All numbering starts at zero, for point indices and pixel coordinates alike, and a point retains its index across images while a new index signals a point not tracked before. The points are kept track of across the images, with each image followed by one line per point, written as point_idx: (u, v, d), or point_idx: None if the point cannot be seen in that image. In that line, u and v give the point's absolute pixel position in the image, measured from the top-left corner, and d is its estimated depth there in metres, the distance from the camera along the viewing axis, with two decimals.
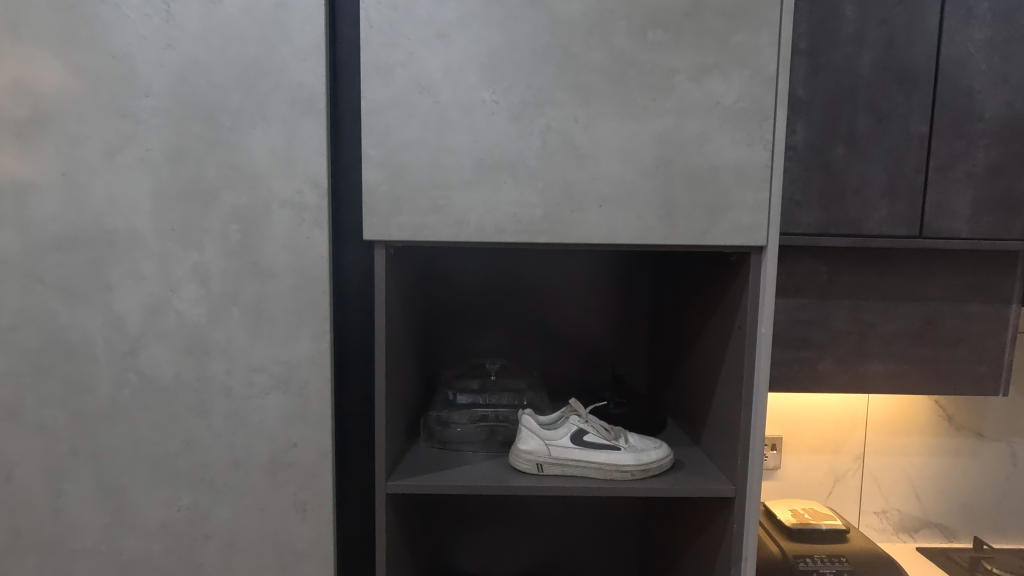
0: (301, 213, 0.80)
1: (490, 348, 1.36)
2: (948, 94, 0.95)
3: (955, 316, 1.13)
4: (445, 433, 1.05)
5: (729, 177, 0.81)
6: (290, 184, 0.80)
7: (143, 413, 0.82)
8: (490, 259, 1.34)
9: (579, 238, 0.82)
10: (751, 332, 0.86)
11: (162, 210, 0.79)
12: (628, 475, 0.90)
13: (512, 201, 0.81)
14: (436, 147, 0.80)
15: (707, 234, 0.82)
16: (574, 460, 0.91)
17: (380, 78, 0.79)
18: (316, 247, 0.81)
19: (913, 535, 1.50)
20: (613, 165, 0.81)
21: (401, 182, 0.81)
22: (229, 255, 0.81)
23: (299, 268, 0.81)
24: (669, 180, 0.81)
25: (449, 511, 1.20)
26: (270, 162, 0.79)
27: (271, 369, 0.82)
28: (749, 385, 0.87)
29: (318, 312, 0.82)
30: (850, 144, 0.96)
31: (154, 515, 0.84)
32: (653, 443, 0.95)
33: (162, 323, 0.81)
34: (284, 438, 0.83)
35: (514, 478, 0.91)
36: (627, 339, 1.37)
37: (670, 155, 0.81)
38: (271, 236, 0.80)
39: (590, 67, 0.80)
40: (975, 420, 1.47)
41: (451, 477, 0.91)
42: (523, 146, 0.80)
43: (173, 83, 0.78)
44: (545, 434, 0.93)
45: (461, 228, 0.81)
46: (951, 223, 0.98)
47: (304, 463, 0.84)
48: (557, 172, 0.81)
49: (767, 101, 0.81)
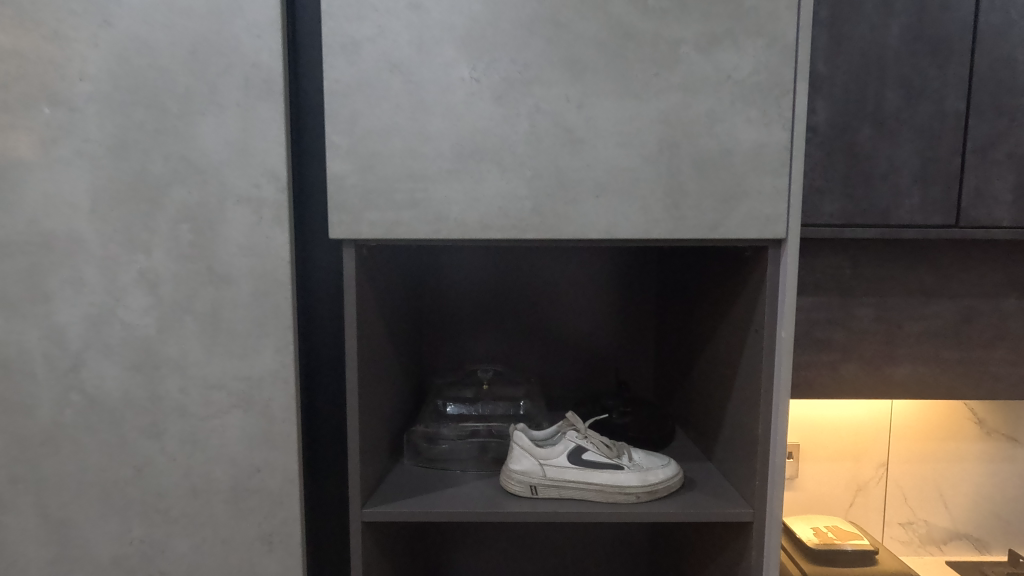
0: (260, 210, 0.71)
1: (486, 353, 1.27)
2: (987, 65, 0.85)
3: (991, 312, 1.03)
4: (432, 450, 0.96)
5: (744, 161, 0.72)
6: (246, 178, 0.71)
7: (89, 436, 0.73)
8: (486, 259, 1.25)
9: (573, 233, 0.72)
10: (770, 336, 0.76)
11: (103, 209, 0.71)
12: (633, 498, 0.81)
13: (498, 192, 0.72)
14: (410, 133, 0.71)
15: (719, 227, 0.73)
16: (573, 482, 0.81)
17: (345, 55, 0.70)
18: (277, 247, 0.72)
19: (942, 547, 1.40)
20: (611, 150, 0.71)
21: (371, 173, 0.71)
22: (180, 258, 0.72)
23: (260, 272, 0.72)
24: (675, 166, 0.72)
25: (445, 536, 1.11)
26: (224, 153, 0.70)
27: (230, 386, 0.73)
28: (767, 397, 0.77)
29: (281, 321, 0.73)
30: (877, 124, 0.86)
31: (104, 549, 0.75)
32: (661, 460, 0.85)
33: (107, 336, 0.72)
34: (247, 462, 0.74)
35: (506, 501, 0.82)
36: (631, 341, 1.27)
37: (675, 138, 0.71)
38: (227, 236, 0.71)
39: (583, 39, 0.70)
40: (1010, 425, 1.35)
41: (437, 502, 0.82)
42: (509, 130, 0.71)
43: (113, 65, 0.69)
44: (539, 452, 0.84)
45: (441, 224, 0.72)
46: (991, 211, 0.87)
47: (270, 490, 0.75)
48: (548, 158, 0.71)
49: (786, 74, 0.71)
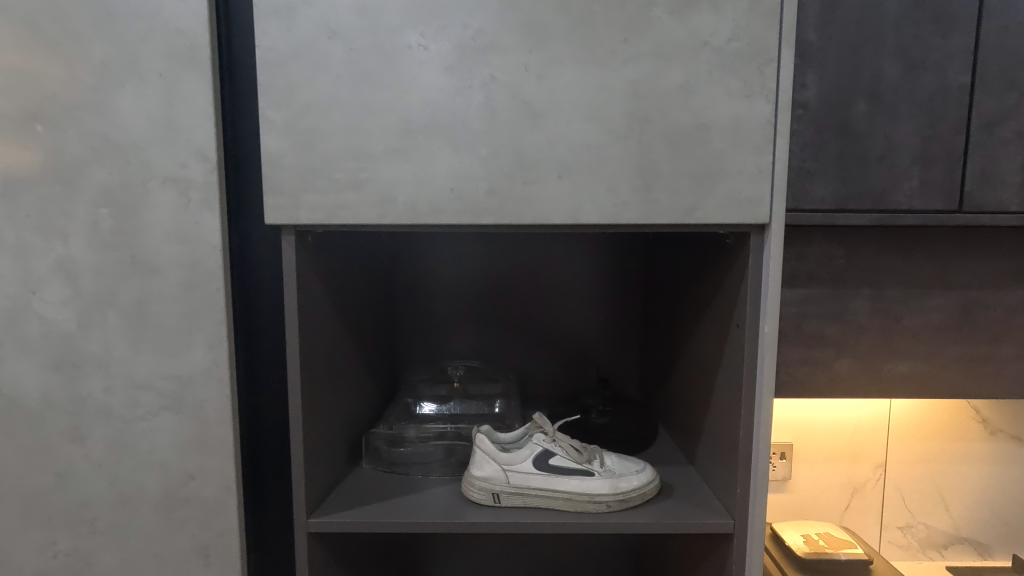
0: (188, 192, 0.65)
1: (463, 347, 1.21)
2: (994, 34, 0.77)
3: (997, 305, 0.96)
4: (392, 454, 0.88)
5: (723, 137, 0.65)
6: (172, 157, 0.64)
7: (6, 442, 0.67)
8: (463, 250, 1.18)
9: (534, 218, 0.66)
10: (752, 331, 0.69)
11: (15, 191, 0.64)
12: (603, 507, 0.74)
13: (450, 172, 0.65)
14: (353, 108, 0.64)
15: (695, 211, 0.66)
16: (539, 489, 0.75)
17: (279, 20, 0.63)
18: (207, 234, 0.65)
19: (942, 552, 1.34)
20: (575, 125, 0.64)
21: (310, 152, 0.65)
22: (101, 246, 0.65)
23: (189, 261, 0.66)
24: (646, 143, 0.65)
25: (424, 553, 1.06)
26: (147, 129, 0.64)
27: (158, 386, 0.67)
28: (749, 398, 0.70)
29: (213, 315, 0.66)
30: (873, 100, 0.79)
31: (26, 564, 0.69)
32: (635, 466, 0.79)
33: (24, 331, 0.66)
34: (179, 469, 0.68)
35: (465, 510, 0.75)
36: (615, 337, 1.21)
37: (646, 111, 0.64)
38: (151, 221, 0.65)
39: (544, 1, 0.63)
40: (1015, 424, 1.28)
41: (391, 511, 0.75)
42: (461, 103, 0.64)
43: (21, 30, 0.62)
44: (503, 457, 0.77)
45: (388, 207, 0.65)
46: (998, 194, 0.80)
47: (205, 499, 0.69)
48: (505, 134, 0.64)
49: (769, 39, 0.63)
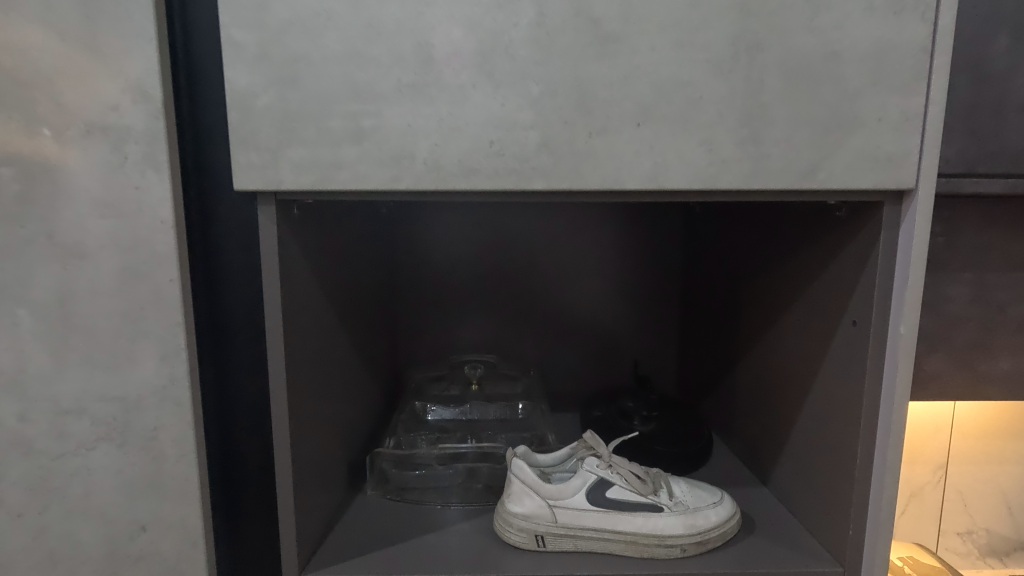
0: (123, 145, 0.46)
1: (477, 340, 1.05)
2: None
3: None
4: (403, 478, 0.73)
5: (860, 72, 0.47)
6: (99, 96, 0.46)
7: None
8: (475, 227, 1.01)
9: (601, 183, 0.48)
10: (880, 332, 0.53)
11: None
12: (676, 552, 0.59)
13: (488, 118, 0.47)
14: (354, 27, 0.46)
15: (817, 172, 0.49)
16: (596, 531, 0.59)
17: None
18: (152, 203, 0.47)
19: (1004, 560, 1.18)
20: (661, 54, 0.47)
21: (293, 89, 0.46)
22: (4, 220, 0.47)
23: (128, 242, 0.48)
24: (757, 78, 0.47)
25: None
26: (62, 54, 0.45)
27: (95, 411, 0.50)
28: (871, 417, 0.55)
29: (165, 316, 0.49)
30: (1018, 34, 0.62)
31: None
32: (710, 496, 0.63)
33: None
34: (127, 518, 0.51)
35: (503, 557, 0.60)
36: (652, 327, 1.05)
37: (759, 33, 0.47)
38: (73, 185, 0.47)
39: None
40: None
41: (411, 559, 0.60)
42: (505, 21, 0.46)
43: None
44: (548, 489, 0.61)
45: (403, 167, 0.48)
46: None
47: (162, 556, 0.52)
48: (564, 66, 0.47)
49: None
